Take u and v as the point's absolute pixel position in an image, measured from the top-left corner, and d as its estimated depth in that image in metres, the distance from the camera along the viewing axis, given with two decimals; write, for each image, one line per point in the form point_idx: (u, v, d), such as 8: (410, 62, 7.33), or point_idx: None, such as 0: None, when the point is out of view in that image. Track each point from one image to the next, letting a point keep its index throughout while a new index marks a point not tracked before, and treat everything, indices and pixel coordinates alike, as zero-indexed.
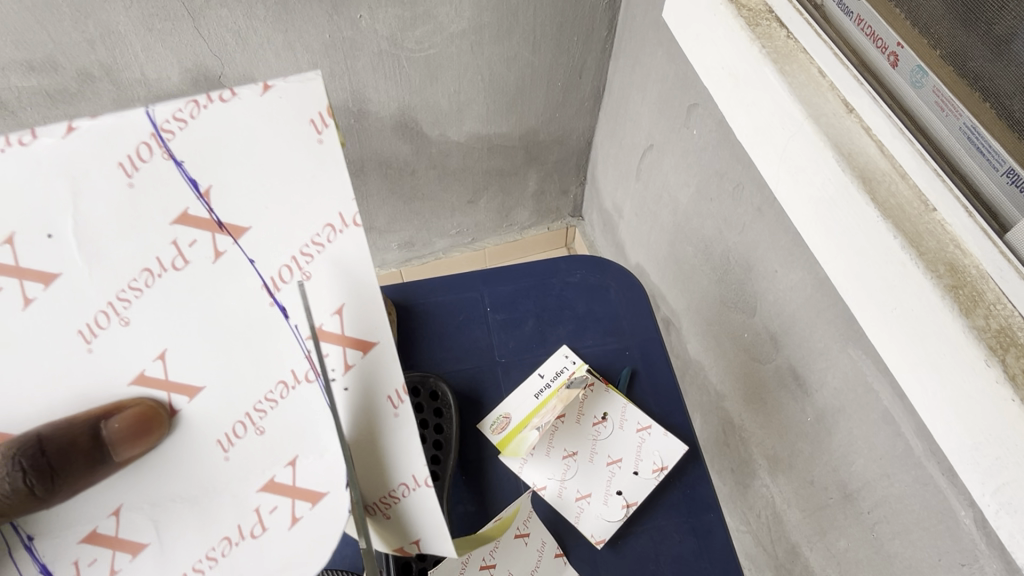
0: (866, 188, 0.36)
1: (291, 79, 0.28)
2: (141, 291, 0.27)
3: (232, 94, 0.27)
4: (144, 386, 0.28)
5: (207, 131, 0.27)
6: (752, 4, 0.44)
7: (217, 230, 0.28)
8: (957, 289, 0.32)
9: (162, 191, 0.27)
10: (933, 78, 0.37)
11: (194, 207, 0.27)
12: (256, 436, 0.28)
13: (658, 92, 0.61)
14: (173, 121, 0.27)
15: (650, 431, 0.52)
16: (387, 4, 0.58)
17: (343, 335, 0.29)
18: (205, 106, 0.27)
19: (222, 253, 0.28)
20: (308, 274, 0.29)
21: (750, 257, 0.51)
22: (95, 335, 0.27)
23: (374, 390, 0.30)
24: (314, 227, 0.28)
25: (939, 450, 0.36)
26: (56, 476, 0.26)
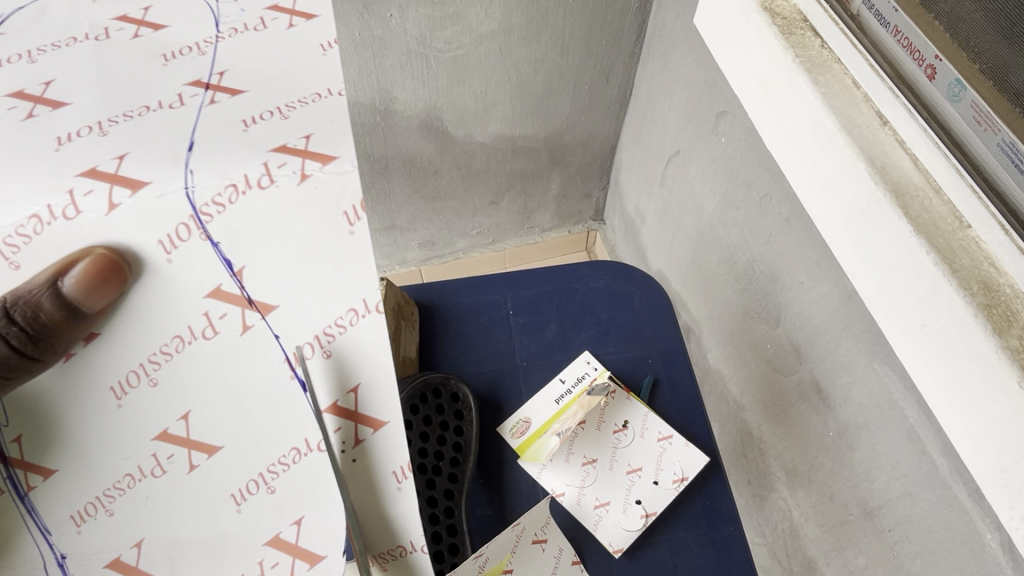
0: (899, 203, 0.35)
1: (327, 169, 0.29)
2: (171, 356, 0.28)
3: (268, 179, 0.29)
4: (166, 442, 0.29)
5: (247, 213, 0.29)
6: (787, 12, 0.43)
7: (246, 307, 0.29)
8: (990, 308, 0.31)
9: (197, 270, 0.28)
10: (972, 93, 0.37)
11: (227, 284, 0.29)
12: (267, 494, 0.30)
13: (687, 98, 0.61)
14: (212, 204, 0.28)
15: (671, 441, 0.51)
16: (417, 4, 0.58)
17: (355, 412, 0.30)
18: (243, 191, 0.28)
19: (250, 328, 0.29)
20: (326, 353, 0.30)
21: (775, 267, 0.51)
22: (125, 393, 0.28)
23: (382, 460, 0.31)
24: (336, 311, 0.30)
25: (965, 471, 0.36)
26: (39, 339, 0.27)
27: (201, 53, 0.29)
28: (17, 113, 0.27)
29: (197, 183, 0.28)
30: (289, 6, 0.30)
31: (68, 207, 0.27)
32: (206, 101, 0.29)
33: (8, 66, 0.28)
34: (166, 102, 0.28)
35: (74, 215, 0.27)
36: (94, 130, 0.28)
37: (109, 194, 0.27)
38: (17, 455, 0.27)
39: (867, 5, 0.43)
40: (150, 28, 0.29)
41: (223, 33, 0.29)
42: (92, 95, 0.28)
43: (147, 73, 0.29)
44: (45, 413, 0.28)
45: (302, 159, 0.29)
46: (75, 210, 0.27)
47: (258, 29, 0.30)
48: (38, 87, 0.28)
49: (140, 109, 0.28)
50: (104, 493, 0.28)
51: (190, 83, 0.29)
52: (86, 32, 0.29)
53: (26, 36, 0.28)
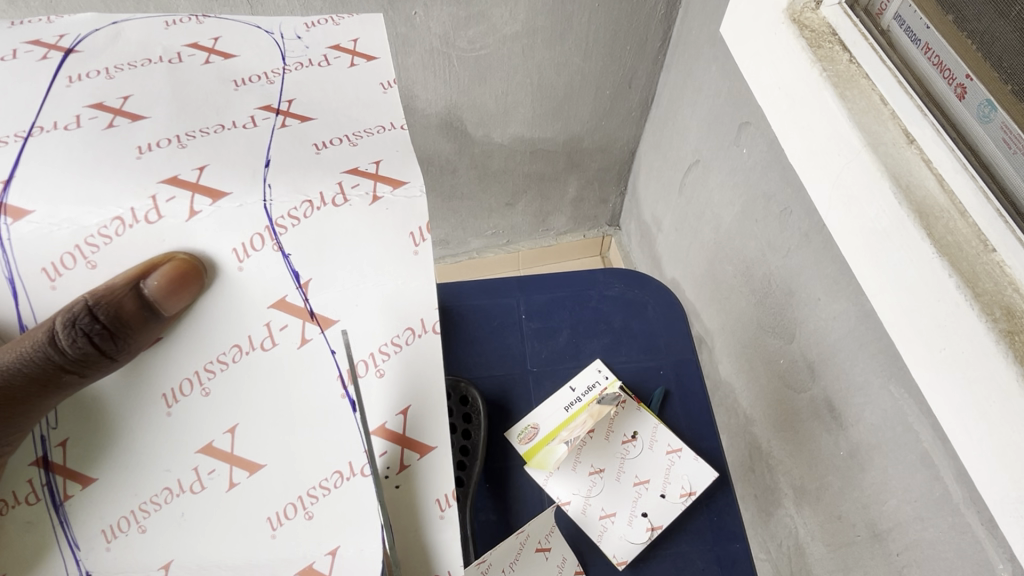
0: (923, 223, 0.34)
1: (399, 194, 0.32)
2: (227, 364, 0.31)
3: (343, 199, 0.31)
4: (209, 456, 0.31)
5: (318, 228, 0.31)
6: (815, 25, 0.43)
7: (308, 319, 0.32)
8: (1013, 335, 0.30)
9: (268, 278, 0.31)
10: (1002, 114, 0.36)
11: (292, 296, 0.31)
12: (305, 519, 0.32)
13: (710, 107, 0.60)
14: (288, 218, 0.31)
15: (679, 455, 0.51)
16: (443, 3, 0.58)
17: (402, 435, 0.34)
18: (318, 207, 0.31)
19: (308, 340, 0.32)
20: (381, 371, 0.33)
21: (793, 282, 0.50)
22: (176, 400, 0.31)
23: (423, 483, 0.34)
24: (394, 329, 0.33)
25: (979, 499, 0.35)
26: (118, 339, 0.30)
27: (270, 82, 0.34)
28: (98, 122, 0.31)
29: (275, 197, 0.30)
30: (350, 48, 0.36)
31: (150, 212, 0.29)
32: (278, 124, 0.33)
33: (87, 80, 0.32)
34: (239, 122, 0.32)
35: (155, 219, 0.29)
36: (171, 141, 0.31)
37: (189, 202, 0.30)
38: (60, 461, 0.31)
39: (898, 21, 0.42)
40: (219, 56, 0.35)
41: (290, 66, 0.35)
42: (168, 112, 0.32)
43: (220, 94, 0.33)
44: (107, 409, 0.31)
45: (373, 182, 0.31)
46: (157, 215, 0.29)
47: (321, 64, 0.35)
48: (117, 101, 0.32)
49: (215, 126, 0.32)
50: (140, 508, 0.31)
51: (262, 107, 0.33)
52: (159, 56, 0.34)
53: (104, 57, 0.33)
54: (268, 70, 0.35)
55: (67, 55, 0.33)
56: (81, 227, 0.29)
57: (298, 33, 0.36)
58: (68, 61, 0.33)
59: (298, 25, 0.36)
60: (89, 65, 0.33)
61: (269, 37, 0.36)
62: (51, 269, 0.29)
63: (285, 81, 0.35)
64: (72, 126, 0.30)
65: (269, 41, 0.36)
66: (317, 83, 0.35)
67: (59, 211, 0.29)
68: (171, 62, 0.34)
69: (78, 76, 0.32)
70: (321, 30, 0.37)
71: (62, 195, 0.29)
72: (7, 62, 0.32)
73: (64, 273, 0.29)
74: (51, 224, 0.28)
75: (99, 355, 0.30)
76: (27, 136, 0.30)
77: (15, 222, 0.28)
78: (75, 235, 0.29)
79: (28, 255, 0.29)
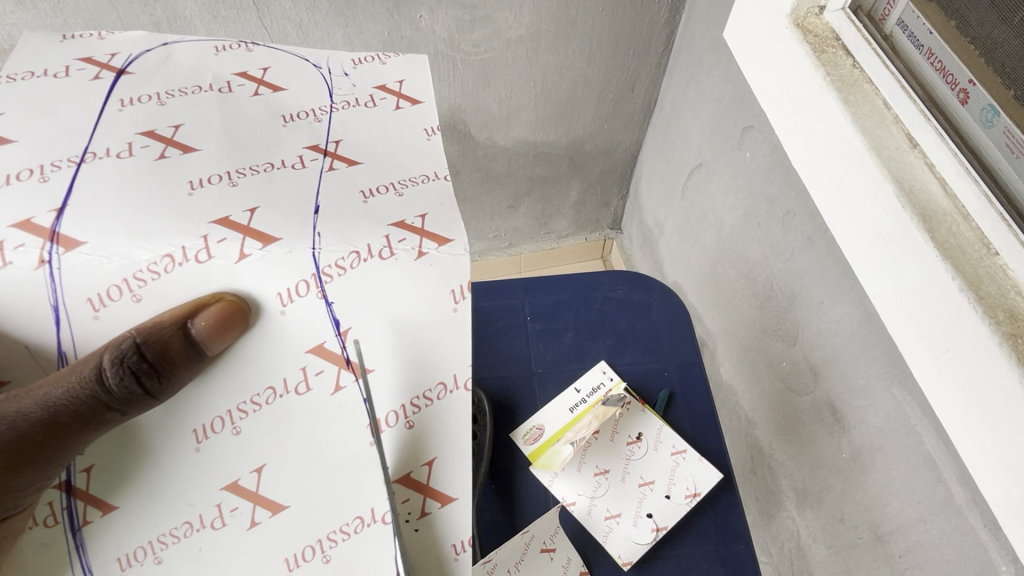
0: (926, 226, 0.35)
1: (444, 252, 0.32)
2: (260, 406, 0.31)
3: (390, 253, 0.31)
4: (233, 494, 0.31)
5: (363, 278, 0.31)
6: (819, 30, 0.43)
7: (343, 366, 0.31)
8: (1016, 337, 0.31)
9: (309, 325, 0.31)
10: (1005, 119, 0.36)
11: (330, 342, 0.31)
12: (322, 562, 0.31)
13: (712, 111, 0.61)
14: (334, 266, 0.31)
15: (684, 456, 0.51)
16: (448, 6, 0.58)
17: (428, 486, 0.32)
18: (365, 258, 0.31)
19: (342, 388, 0.31)
20: (411, 422, 0.32)
21: (795, 285, 0.50)
22: (207, 436, 0.30)
23: (442, 535, 0.32)
24: (427, 383, 0.32)
25: (982, 501, 0.35)
26: (161, 377, 0.30)
27: (317, 120, 0.35)
28: (150, 152, 0.31)
29: (324, 246, 0.31)
30: (396, 89, 0.37)
31: (200, 252, 0.30)
32: (326, 166, 0.33)
33: (139, 104, 0.33)
34: (288, 161, 0.33)
35: (206, 259, 0.30)
36: (222, 177, 0.31)
37: (240, 244, 0.30)
38: (83, 487, 0.30)
39: (900, 27, 0.42)
40: (268, 88, 0.35)
41: (337, 104, 0.36)
42: (219, 144, 0.32)
43: (270, 130, 0.34)
44: (141, 443, 0.31)
45: (419, 238, 0.32)
46: (207, 255, 0.30)
47: (368, 104, 0.36)
48: (168, 130, 0.32)
49: (266, 164, 0.32)
50: (158, 538, 0.30)
51: (309, 147, 0.34)
52: (209, 83, 0.34)
53: (156, 79, 0.34)
54: (316, 107, 0.35)
55: (120, 77, 0.33)
56: (131, 261, 0.29)
57: (346, 71, 0.37)
58: (120, 84, 0.33)
59: (346, 62, 0.37)
60: (140, 89, 0.33)
61: (317, 71, 0.36)
62: (96, 299, 0.29)
63: (332, 119, 0.35)
64: (124, 155, 0.31)
65: (318, 76, 0.36)
66: (363, 125, 0.35)
67: (110, 244, 0.29)
68: (221, 92, 0.34)
69: (129, 100, 0.33)
70: (368, 68, 0.37)
71: (115, 228, 0.29)
72: (61, 79, 0.32)
73: (109, 305, 0.29)
74: (103, 256, 0.29)
75: (142, 393, 0.30)
76: (81, 161, 0.30)
77: (65, 252, 0.28)
78: (125, 269, 0.29)
79: (76, 284, 0.28)
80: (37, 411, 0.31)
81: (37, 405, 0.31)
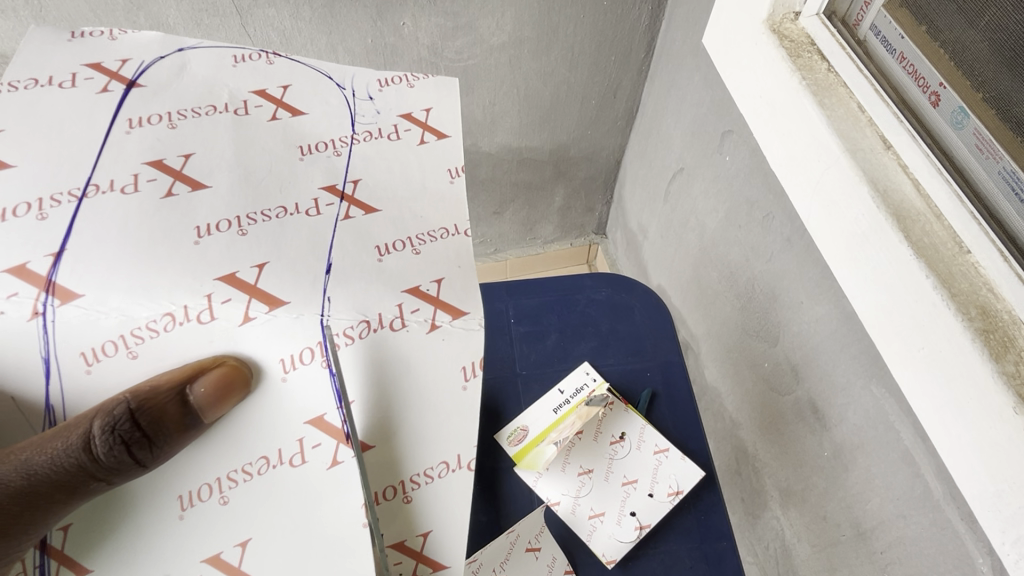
0: (901, 226, 0.35)
1: (457, 327, 0.34)
2: (251, 475, 0.31)
3: (402, 325, 0.34)
4: (214, 567, 0.31)
5: (374, 349, 0.33)
6: (795, 35, 0.44)
7: (342, 441, 0.32)
8: (987, 333, 0.32)
9: (309, 394, 0.32)
10: (975, 121, 0.37)
11: (330, 415, 0.32)
12: None
13: (693, 116, 0.62)
14: (345, 333, 0.33)
15: (667, 454, 0.52)
16: (432, 13, 0.59)
17: (421, 555, 0.34)
18: (375, 328, 0.33)
19: (338, 462, 0.31)
20: (409, 496, 0.34)
21: (776, 286, 0.51)
22: (192, 503, 0.31)
23: None
24: (430, 460, 0.34)
25: (959, 495, 0.36)
26: (153, 446, 0.30)
27: (337, 153, 0.36)
28: (157, 187, 0.32)
29: (333, 313, 0.32)
30: (421, 119, 0.38)
31: (203, 312, 0.31)
32: (342, 213, 0.34)
33: (147, 125, 0.33)
34: (302, 206, 0.34)
35: (207, 320, 0.31)
36: (232, 224, 0.32)
37: (246, 307, 0.31)
38: (58, 544, 0.30)
39: (874, 32, 0.43)
40: (288, 111, 0.36)
41: (359, 134, 0.36)
42: (230, 181, 0.33)
43: (287, 164, 0.35)
44: (128, 508, 0.31)
45: (434, 309, 0.34)
46: (210, 316, 0.31)
47: (391, 136, 0.37)
48: (178, 160, 0.33)
49: (278, 209, 0.33)
50: None
51: (326, 187, 0.35)
52: (225, 104, 0.35)
53: (166, 97, 0.34)
54: (337, 138, 0.36)
55: (129, 89, 0.34)
56: (131, 318, 0.30)
57: (371, 93, 0.37)
58: (127, 99, 0.34)
59: (372, 83, 0.38)
60: (150, 107, 0.34)
61: (341, 94, 0.37)
62: (90, 354, 0.30)
63: (352, 153, 0.36)
64: (129, 189, 0.32)
65: (340, 98, 0.37)
66: (386, 157, 0.36)
67: (110, 299, 0.30)
68: (236, 113, 0.35)
69: (138, 121, 0.33)
70: (393, 91, 0.38)
71: (115, 282, 0.30)
72: (67, 90, 0.33)
73: (103, 360, 0.30)
74: (99, 312, 0.29)
75: (131, 462, 0.30)
76: (82, 196, 0.31)
77: (62, 305, 0.29)
78: (122, 325, 0.30)
79: (68, 340, 0.29)
80: (15, 480, 0.30)
81: (14, 472, 0.30)
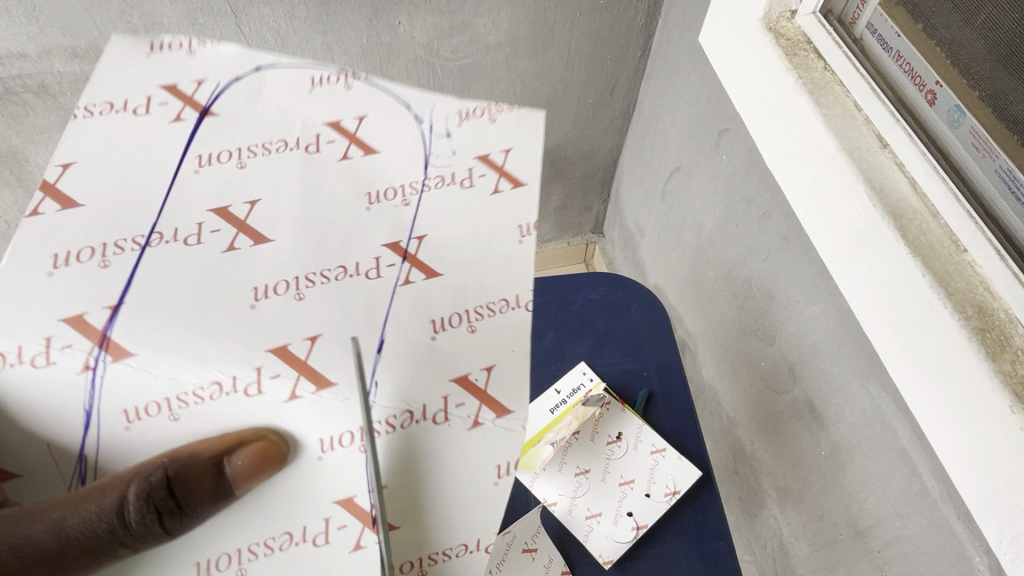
0: (896, 224, 0.35)
1: (501, 423, 0.29)
2: (272, 550, 0.28)
3: (445, 416, 0.29)
4: None
5: (411, 441, 0.29)
6: (791, 33, 0.44)
7: (368, 525, 0.28)
8: (984, 331, 0.32)
9: (343, 476, 0.28)
10: (971, 120, 0.37)
11: (360, 497, 0.28)
12: None
13: (689, 115, 0.62)
14: (384, 423, 0.29)
15: (663, 454, 0.51)
16: (426, 12, 0.58)
17: None
18: (418, 418, 0.29)
19: (361, 547, 0.28)
20: (424, 574, 0.29)
21: (772, 285, 0.51)
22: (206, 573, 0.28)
23: None
24: (448, 538, 0.29)
25: (955, 494, 0.36)
26: (182, 514, 0.28)
27: (405, 201, 0.31)
28: (220, 240, 0.29)
29: (379, 400, 0.29)
30: (500, 162, 0.32)
31: (251, 384, 0.28)
32: (402, 276, 0.30)
33: (217, 164, 0.30)
34: (363, 267, 0.30)
35: (254, 393, 0.28)
36: (290, 287, 0.29)
37: (294, 384, 0.28)
38: None
39: (869, 30, 0.43)
40: (361, 149, 0.32)
41: (431, 180, 0.32)
42: (293, 238, 0.30)
43: (353, 215, 0.31)
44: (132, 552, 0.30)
45: (479, 405, 0.29)
46: (257, 389, 0.28)
47: (464, 184, 0.32)
48: (243, 208, 0.30)
49: (338, 270, 0.30)
50: None
51: (388, 245, 0.30)
52: (297, 137, 0.31)
53: (237, 128, 0.31)
54: (406, 184, 0.32)
55: (202, 118, 0.31)
56: (176, 382, 0.27)
57: (449, 129, 0.32)
58: (199, 130, 0.31)
59: (451, 114, 0.32)
60: (220, 141, 0.31)
61: (417, 128, 0.32)
62: (132, 411, 0.27)
63: (421, 203, 0.31)
64: (192, 241, 0.29)
65: (416, 135, 0.32)
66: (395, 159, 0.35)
67: (159, 360, 0.27)
68: (307, 149, 0.31)
69: (208, 159, 0.30)
70: (473, 126, 0.33)
71: (167, 346, 0.28)
72: (142, 117, 0.31)
73: (144, 419, 0.27)
74: (149, 371, 0.27)
75: (160, 531, 0.28)
76: (145, 245, 0.29)
77: (113, 361, 0.27)
78: (169, 388, 0.27)
79: (113, 394, 0.27)
80: (47, 539, 0.28)
81: (46, 532, 0.28)
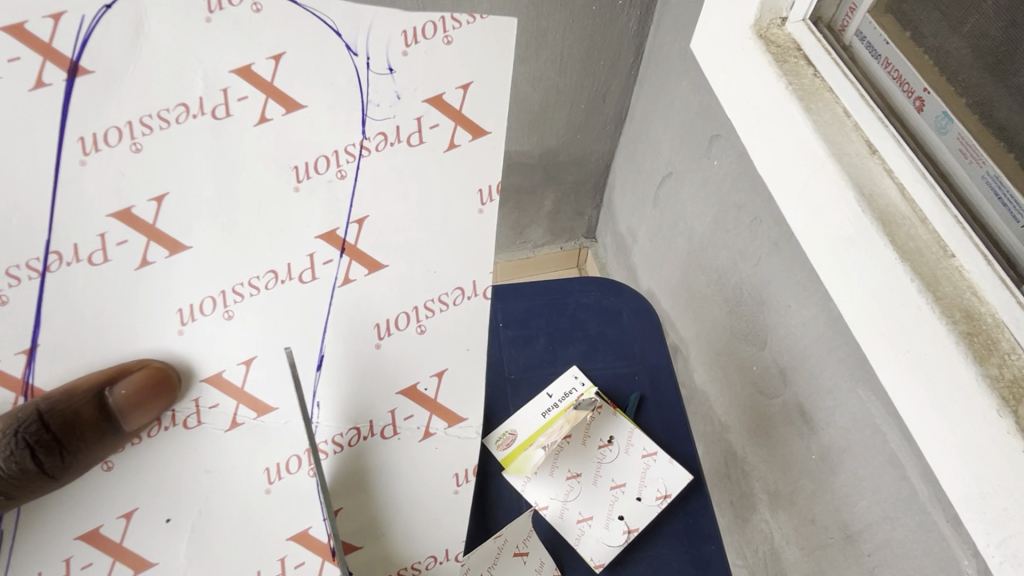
0: (885, 230, 0.36)
1: (451, 435, 0.36)
2: None
3: (393, 431, 0.35)
4: None
5: (359, 455, 0.34)
6: (781, 40, 0.44)
7: None
8: (972, 336, 0.32)
9: None
10: (958, 126, 0.38)
11: (315, 529, 0.33)
12: None
13: (680, 121, 0.62)
14: (331, 443, 0.34)
15: (655, 458, 0.52)
16: None
17: None
18: (365, 435, 0.34)
19: None
20: None
21: (762, 291, 0.51)
22: None
23: None
24: None
25: (944, 497, 0.36)
26: (64, 453, 0.29)
27: (341, 174, 0.29)
28: (130, 253, 0.27)
29: (323, 422, 0.33)
30: (453, 107, 0.30)
31: (189, 417, 0.31)
32: (341, 276, 0.31)
33: (106, 149, 0.26)
34: (295, 270, 0.30)
35: (193, 425, 0.31)
36: (216, 305, 0.29)
37: (232, 413, 0.31)
38: None
39: (859, 37, 0.43)
40: (280, 103, 0.27)
41: (370, 140, 0.29)
42: (210, 238, 0.28)
43: (278, 199, 0.29)
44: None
45: (429, 416, 0.35)
46: (196, 420, 0.31)
47: (410, 141, 0.30)
48: (149, 206, 0.27)
49: (268, 277, 0.30)
50: None
51: (324, 236, 0.30)
52: (199, 100, 0.27)
53: (124, 100, 0.26)
54: (342, 148, 0.29)
55: (73, 79, 0.25)
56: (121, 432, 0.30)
57: (390, 61, 0.28)
58: (75, 94, 0.25)
59: (394, 40, 0.28)
60: (104, 115, 0.26)
61: (351, 61, 0.28)
62: None
63: (359, 170, 0.29)
64: (98, 258, 0.27)
65: (352, 69, 0.28)
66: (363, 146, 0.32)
67: None
68: (214, 113, 0.27)
69: (93, 141, 0.26)
70: (422, 63, 0.29)
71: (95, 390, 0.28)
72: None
73: None
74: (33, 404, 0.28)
75: (36, 469, 0.28)
76: (44, 270, 0.26)
77: None
78: None
79: None
80: None
81: None
